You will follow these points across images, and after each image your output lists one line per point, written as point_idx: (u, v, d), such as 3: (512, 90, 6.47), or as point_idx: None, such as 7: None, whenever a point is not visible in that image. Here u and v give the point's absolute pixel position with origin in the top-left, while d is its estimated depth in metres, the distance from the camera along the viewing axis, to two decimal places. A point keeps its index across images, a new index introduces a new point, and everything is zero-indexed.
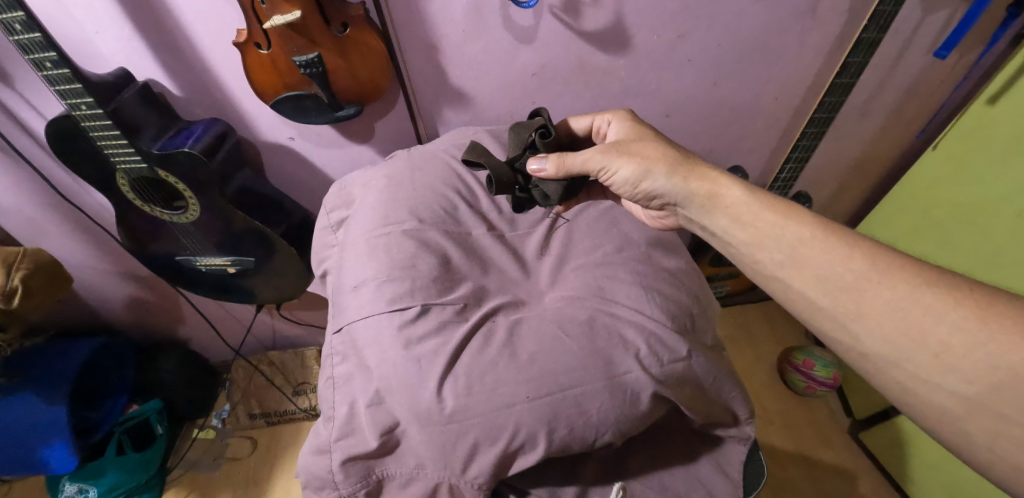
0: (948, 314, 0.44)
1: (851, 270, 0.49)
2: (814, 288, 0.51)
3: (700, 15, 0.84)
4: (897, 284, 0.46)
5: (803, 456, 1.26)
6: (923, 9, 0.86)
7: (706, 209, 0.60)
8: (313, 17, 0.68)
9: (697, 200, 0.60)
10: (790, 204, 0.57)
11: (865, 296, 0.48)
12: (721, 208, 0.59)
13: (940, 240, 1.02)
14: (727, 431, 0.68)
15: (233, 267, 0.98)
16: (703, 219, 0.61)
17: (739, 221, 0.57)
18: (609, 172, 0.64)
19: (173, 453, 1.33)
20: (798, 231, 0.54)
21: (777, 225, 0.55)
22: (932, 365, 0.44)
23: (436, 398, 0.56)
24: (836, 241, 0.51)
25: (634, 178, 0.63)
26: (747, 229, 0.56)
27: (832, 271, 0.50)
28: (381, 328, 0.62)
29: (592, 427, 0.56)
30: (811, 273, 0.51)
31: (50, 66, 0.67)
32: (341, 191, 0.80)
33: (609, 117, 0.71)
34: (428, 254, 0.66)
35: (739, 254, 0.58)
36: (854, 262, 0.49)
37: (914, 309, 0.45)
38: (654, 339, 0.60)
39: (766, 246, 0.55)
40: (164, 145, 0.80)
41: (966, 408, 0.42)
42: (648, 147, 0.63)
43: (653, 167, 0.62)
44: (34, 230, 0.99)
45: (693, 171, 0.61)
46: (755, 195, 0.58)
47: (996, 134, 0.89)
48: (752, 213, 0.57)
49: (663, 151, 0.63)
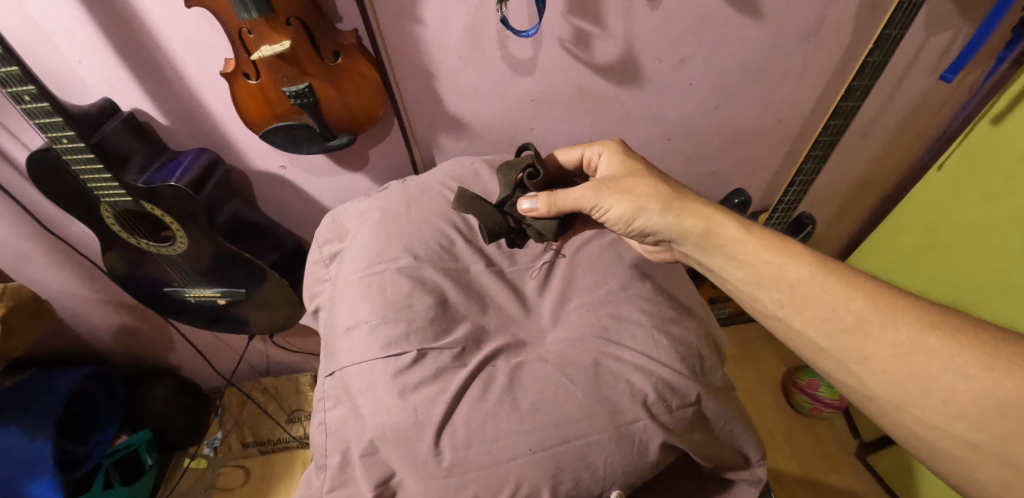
0: (954, 359, 0.41)
1: (852, 310, 0.46)
2: (814, 328, 0.48)
3: (702, 40, 0.82)
4: (900, 325, 0.44)
5: (812, 481, 1.23)
6: (927, 29, 0.85)
7: (701, 246, 0.57)
8: (304, 48, 0.66)
9: (692, 238, 0.58)
10: (788, 239, 0.54)
11: (869, 338, 0.45)
12: (716, 246, 0.56)
13: (946, 259, 0.99)
14: (739, 474, 0.64)
15: (223, 298, 0.94)
16: (700, 256, 0.58)
17: (736, 259, 0.55)
18: (602, 209, 0.62)
19: (163, 484, 1.29)
20: (798, 270, 0.51)
21: (775, 264, 0.52)
22: (938, 410, 0.41)
23: (434, 450, 0.54)
24: (838, 280, 0.49)
25: (627, 217, 0.61)
26: (745, 268, 0.54)
27: (834, 311, 0.47)
28: (375, 374, 0.59)
29: (598, 481, 0.53)
30: (813, 312, 0.49)
31: (29, 99, 0.65)
32: (334, 223, 0.78)
33: (599, 148, 0.68)
34: (423, 294, 0.63)
35: (739, 292, 0.55)
36: (855, 303, 0.47)
37: (918, 354, 0.42)
38: (662, 383, 0.57)
39: (766, 285, 0.52)
40: (150, 178, 0.77)
41: (975, 457, 0.40)
42: (640, 183, 0.61)
43: (646, 204, 0.59)
44: (19, 260, 0.95)
45: (688, 208, 0.58)
46: (752, 233, 0.55)
47: (1000, 155, 0.87)
48: (750, 251, 0.54)
49: (654, 186, 0.60)
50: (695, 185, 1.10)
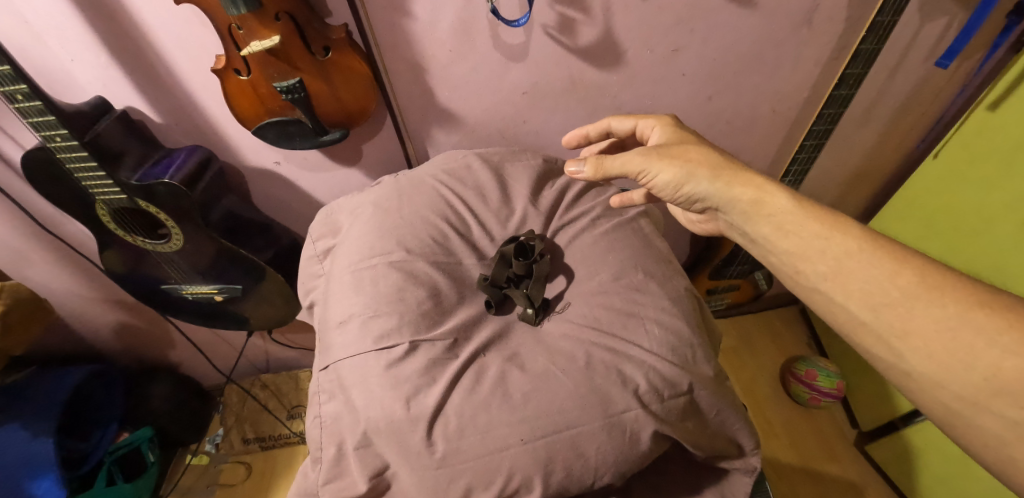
0: (1000, 337, 0.40)
1: (898, 285, 0.46)
2: (857, 301, 0.47)
3: (695, 30, 0.82)
4: (946, 301, 0.43)
5: (810, 471, 1.24)
6: (922, 17, 0.84)
7: (748, 216, 0.55)
8: (293, 42, 0.66)
9: (739, 206, 0.56)
10: (838, 214, 0.52)
11: (913, 313, 0.44)
12: (764, 215, 0.54)
13: (944, 246, 0.99)
14: (732, 463, 0.64)
15: (220, 294, 0.95)
16: (746, 226, 0.56)
17: (783, 230, 0.53)
18: (649, 176, 0.60)
19: (166, 480, 1.31)
20: (844, 243, 0.49)
21: (821, 236, 0.51)
22: (979, 387, 0.41)
23: (426, 442, 0.54)
24: (883, 254, 0.48)
25: (676, 183, 0.59)
26: (790, 239, 0.52)
27: (878, 286, 0.46)
28: (368, 366, 0.59)
29: (591, 470, 0.54)
30: (856, 288, 0.48)
31: (22, 98, 0.64)
32: (329, 219, 0.78)
33: (653, 122, 0.69)
34: (416, 287, 0.63)
35: (780, 264, 0.54)
36: (902, 278, 0.46)
37: (964, 330, 0.42)
38: (654, 373, 0.58)
39: (810, 258, 0.51)
40: (144, 175, 0.77)
41: (1015, 435, 0.40)
42: (692, 151, 0.59)
43: (695, 170, 0.57)
44: (18, 260, 0.96)
45: (737, 176, 0.56)
46: (802, 205, 0.53)
47: (999, 141, 0.86)
48: (798, 222, 0.52)
49: (705, 154, 0.58)
50: None
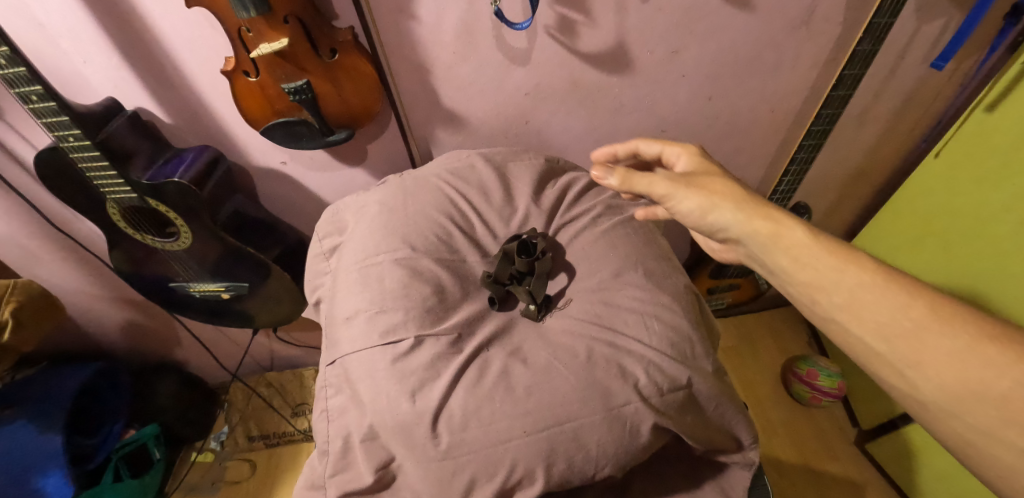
0: (1014, 371, 0.38)
1: (910, 317, 0.43)
2: (868, 333, 0.45)
3: (695, 31, 0.83)
4: (958, 333, 0.41)
5: (810, 469, 1.25)
6: (918, 18, 0.85)
7: (766, 248, 0.52)
8: (301, 44, 0.67)
9: (759, 239, 0.53)
10: (856, 247, 0.49)
11: (926, 344, 0.42)
12: (783, 245, 0.51)
13: (942, 246, 1.01)
14: (731, 457, 0.66)
15: (227, 292, 0.96)
16: (765, 259, 0.53)
17: (799, 262, 0.50)
18: (673, 201, 0.59)
19: (173, 477, 1.32)
20: (860, 276, 0.46)
21: (837, 268, 0.48)
22: (995, 421, 0.38)
23: (431, 434, 0.55)
24: (897, 286, 0.45)
25: (699, 212, 0.57)
26: (806, 271, 0.49)
27: (891, 317, 0.44)
28: (374, 360, 0.60)
29: (592, 462, 0.55)
30: (870, 320, 0.45)
31: (36, 99, 0.65)
32: (334, 217, 0.80)
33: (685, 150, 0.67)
34: (421, 283, 0.65)
35: (797, 297, 0.51)
36: (914, 309, 0.43)
37: (975, 363, 0.40)
38: (654, 368, 0.59)
39: (825, 289, 0.48)
40: (154, 175, 0.79)
41: None
42: (718, 183, 0.58)
43: (718, 200, 0.55)
44: (28, 259, 0.98)
45: (760, 210, 0.54)
46: (822, 240, 0.50)
47: (997, 142, 0.87)
48: (815, 255, 0.49)
49: (732, 186, 0.57)
50: None
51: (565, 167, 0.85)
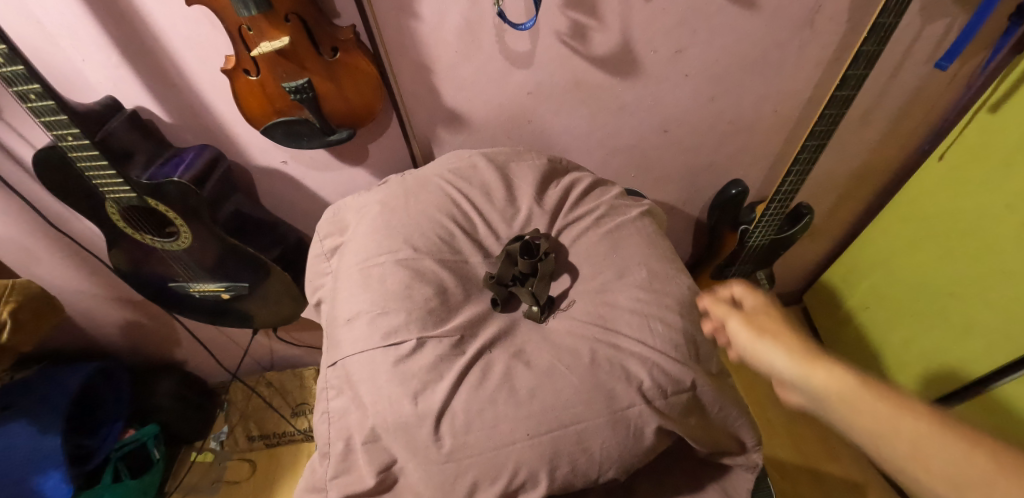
0: None
1: (977, 469, 0.37)
2: (933, 484, 0.39)
3: (698, 30, 0.82)
4: None
5: (811, 469, 1.25)
6: (922, 18, 0.85)
7: (819, 399, 0.47)
8: (302, 42, 0.66)
9: (811, 388, 0.47)
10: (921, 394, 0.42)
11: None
12: (838, 404, 0.45)
13: (945, 246, 1.01)
14: (734, 459, 0.65)
15: (227, 292, 0.96)
16: (820, 411, 0.47)
17: (852, 411, 0.44)
18: (734, 338, 0.56)
19: (172, 477, 1.32)
20: (916, 426, 0.40)
21: (892, 418, 0.41)
22: None
23: (433, 436, 0.55)
24: (964, 434, 0.39)
25: (750, 350, 0.54)
26: (858, 421, 0.43)
27: (955, 469, 0.38)
28: (376, 362, 0.60)
29: (595, 465, 0.55)
30: (934, 472, 0.39)
31: (35, 98, 0.64)
32: (335, 217, 0.79)
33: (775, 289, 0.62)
34: (423, 284, 0.64)
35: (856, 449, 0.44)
36: (979, 459, 0.37)
37: None
38: (658, 370, 0.58)
39: (880, 439, 0.42)
40: (153, 174, 0.78)
41: None
42: (785, 326, 0.53)
43: (771, 342, 0.51)
44: (27, 258, 0.97)
45: (817, 357, 0.48)
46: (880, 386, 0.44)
47: (999, 144, 0.87)
48: (868, 405, 0.43)
49: (796, 333, 0.52)
50: (694, 178, 1.11)
51: (568, 167, 0.84)
